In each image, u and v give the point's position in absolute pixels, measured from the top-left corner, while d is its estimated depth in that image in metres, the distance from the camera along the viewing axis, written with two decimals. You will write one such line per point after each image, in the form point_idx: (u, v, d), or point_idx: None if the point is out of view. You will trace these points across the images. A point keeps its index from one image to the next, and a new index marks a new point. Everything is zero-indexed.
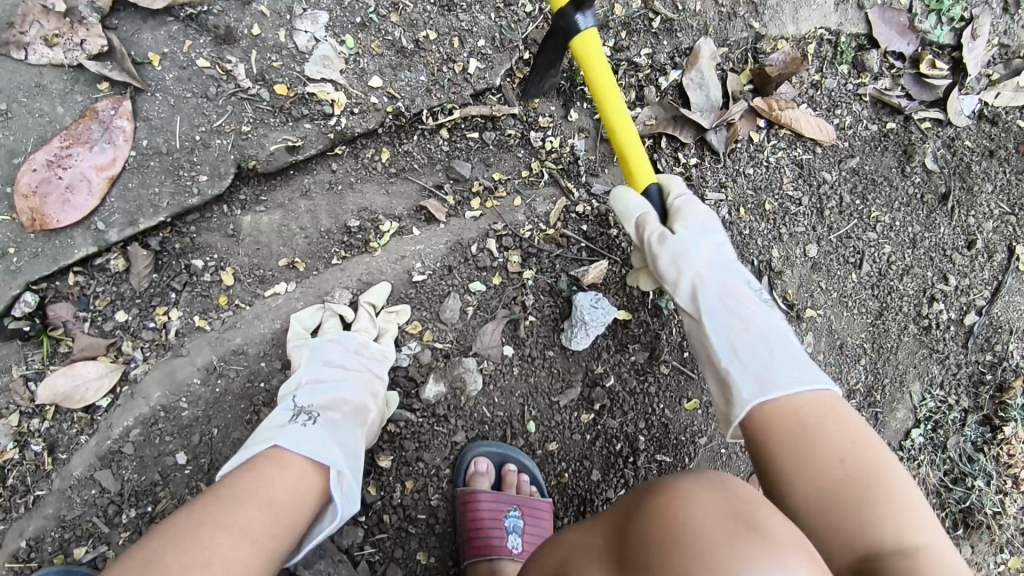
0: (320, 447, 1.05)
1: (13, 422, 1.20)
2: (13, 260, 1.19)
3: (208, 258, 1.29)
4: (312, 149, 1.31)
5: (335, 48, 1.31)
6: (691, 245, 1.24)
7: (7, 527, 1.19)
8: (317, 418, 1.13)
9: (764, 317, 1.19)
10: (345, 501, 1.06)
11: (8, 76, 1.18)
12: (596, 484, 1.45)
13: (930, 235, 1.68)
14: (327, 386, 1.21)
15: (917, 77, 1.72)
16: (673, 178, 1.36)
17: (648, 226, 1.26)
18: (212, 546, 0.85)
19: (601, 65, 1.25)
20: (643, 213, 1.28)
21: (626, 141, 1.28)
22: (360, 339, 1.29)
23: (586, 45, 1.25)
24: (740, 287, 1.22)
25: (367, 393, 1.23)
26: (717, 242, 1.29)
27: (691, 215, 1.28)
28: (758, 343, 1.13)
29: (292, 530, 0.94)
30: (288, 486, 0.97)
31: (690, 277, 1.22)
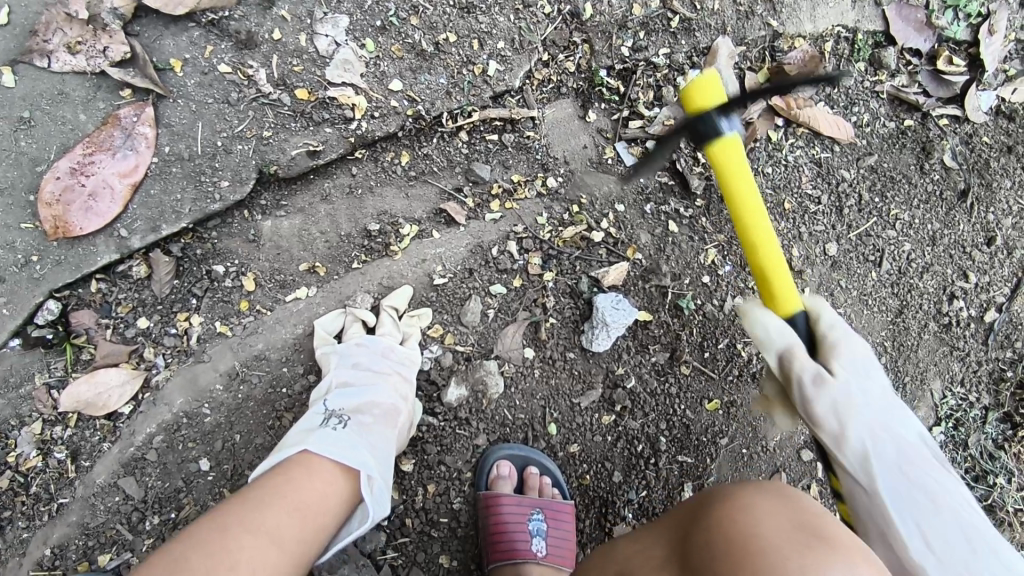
0: (350, 454, 1.05)
1: (37, 430, 1.20)
2: (35, 267, 1.19)
3: (229, 263, 1.29)
4: (333, 153, 1.31)
5: (355, 52, 1.30)
6: (854, 393, 1.00)
7: (31, 535, 1.19)
8: (348, 424, 1.13)
9: (950, 492, 0.95)
10: (376, 505, 1.06)
11: (31, 84, 1.17)
12: (618, 486, 1.44)
13: (949, 232, 1.68)
14: (356, 391, 1.20)
15: (935, 74, 1.71)
16: (819, 302, 1.08)
17: (800, 364, 1.00)
18: (239, 547, 0.84)
19: (741, 166, 0.97)
20: (790, 344, 1.01)
21: (773, 261, 1.01)
22: (385, 343, 1.27)
23: (728, 153, 0.97)
24: (916, 450, 0.98)
25: (396, 397, 1.23)
26: (878, 382, 1.04)
27: (847, 355, 1.03)
28: (952, 530, 0.91)
29: (316, 536, 0.93)
30: (317, 492, 0.97)
31: (858, 440, 0.97)
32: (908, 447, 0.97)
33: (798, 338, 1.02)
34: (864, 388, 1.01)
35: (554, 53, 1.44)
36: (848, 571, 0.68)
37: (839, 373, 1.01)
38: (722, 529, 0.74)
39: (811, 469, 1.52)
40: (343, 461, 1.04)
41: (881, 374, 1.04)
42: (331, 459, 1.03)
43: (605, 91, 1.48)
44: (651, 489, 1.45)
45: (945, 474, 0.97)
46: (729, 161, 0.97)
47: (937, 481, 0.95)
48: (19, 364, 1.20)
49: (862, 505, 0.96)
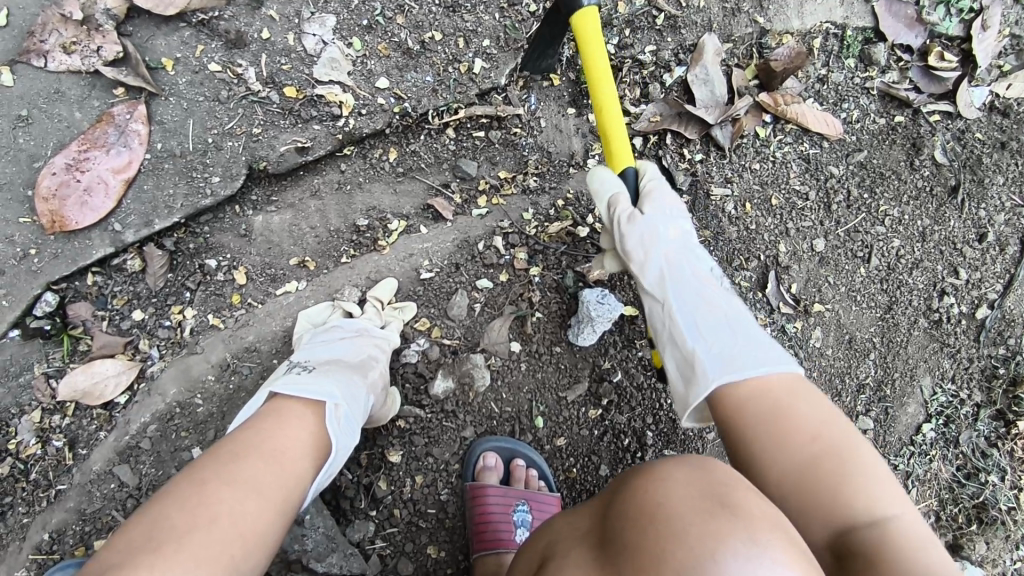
0: (317, 388, 1.07)
1: (35, 418, 1.24)
2: (34, 261, 1.23)
3: (221, 257, 1.32)
4: (322, 149, 1.34)
5: (342, 51, 1.33)
6: (657, 234, 1.21)
7: (29, 520, 1.23)
8: (314, 368, 1.15)
9: (726, 301, 1.16)
10: (344, 436, 1.07)
11: (30, 83, 1.22)
12: (605, 479, 1.46)
13: (940, 228, 1.67)
14: (327, 350, 1.22)
15: (925, 69, 1.71)
16: (648, 164, 1.31)
17: (620, 205, 1.23)
18: (216, 500, 0.84)
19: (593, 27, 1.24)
20: (615, 193, 1.25)
21: (603, 96, 1.26)
22: (363, 324, 1.29)
23: (586, 22, 1.24)
24: (710, 283, 1.18)
25: (369, 359, 1.24)
26: (683, 225, 1.26)
27: (661, 200, 1.25)
28: (721, 328, 1.09)
29: (294, 479, 0.94)
30: (288, 436, 0.97)
31: (658, 259, 1.20)
32: (710, 304, 1.14)
33: (625, 189, 1.27)
34: (675, 221, 1.25)
35: None
36: (749, 539, 0.65)
37: (653, 209, 1.24)
38: (637, 501, 0.72)
39: None
40: (309, 397, 1.05)
41: (695, 237, 1.27)
42: (299, 398, 1.05)
43: None
44: None
45: (737, 304, 1.17)
46: (590, 34, 1.24)
47: (719, 298, 1.16)
48: (18, 354, 1.24)
49: (664, 327, 1.16)
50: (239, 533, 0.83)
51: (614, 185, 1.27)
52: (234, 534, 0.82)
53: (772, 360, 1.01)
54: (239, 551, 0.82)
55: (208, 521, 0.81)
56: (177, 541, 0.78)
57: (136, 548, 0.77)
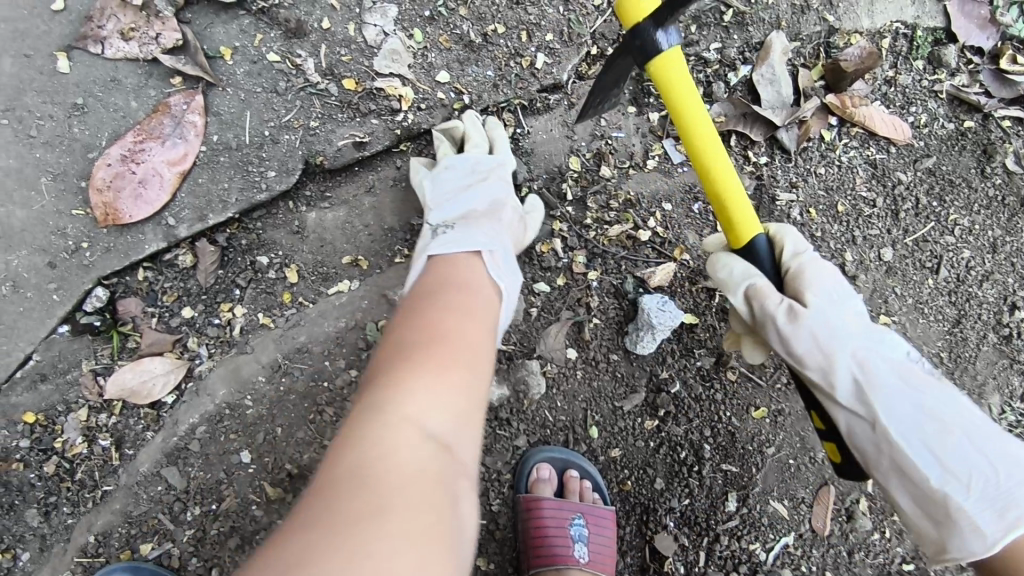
0: (469, 241, 1.11)
1: (82, 416, 1.20)
2: (86, 254, 1.19)
3: (274, 254, 1.28)
4: (379, 145, 1.29)
5: (404, 42, 1.28)
6: (831, 334, 1.06)
7: (75, 521, 1.19)
8: (454, 228, 1.15)
9: (946, 401, 1.01)
10: (506, 274, 1.10)
11: (86, 71, 1.18)
12: (661, 493, 1.40)
13: (1012, 239, 1.60)
14: (458, 203, 1.21)
15: (997, 73, 1.63)
16: (785, 230, 1.16)
17: (766, 297, 1.08)
18: (440, 331, 0.92)
19: (690, 94, 1.02)
20: (753, 282, 1.10)
21: (715, 153, 1.04)
22: (472, 159, 1.26)
23: (668, 67, 1.00)
24: (920, 378, 1.03)
25: (496, 198, 1.24)
26: (851, 308, 1.11)
27: (819, 283, 1.10)
28: (967, 449, 0.97)
29: (483, 310, 1.00)
30: (468, 273, 1.05)
31: (844, 364, 1.04)
32: (940, 413, 1.00)
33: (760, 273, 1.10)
34: (846, 308, 1.09)
35: (604, 45, 1.40)
36: None
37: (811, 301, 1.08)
38: None
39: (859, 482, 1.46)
40: (464, 249, 1.09)
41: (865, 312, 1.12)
42: (455, 250, 1.09)
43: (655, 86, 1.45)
44: (694, 498, 1.40)
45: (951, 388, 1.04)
46: (683, 95, 1.01)
47: (939, 395, 1.02)
48: (67, 349, 1.20)
49: (875, 443, 1.01)
50: (462, 354, 0.90)
51: (748, 270, 1.11)
52: (459, 355, 0.89)
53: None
54: (468, 368, 0.89)
55: (441, 344, 0.90)
56: (425, 363, 0.86)
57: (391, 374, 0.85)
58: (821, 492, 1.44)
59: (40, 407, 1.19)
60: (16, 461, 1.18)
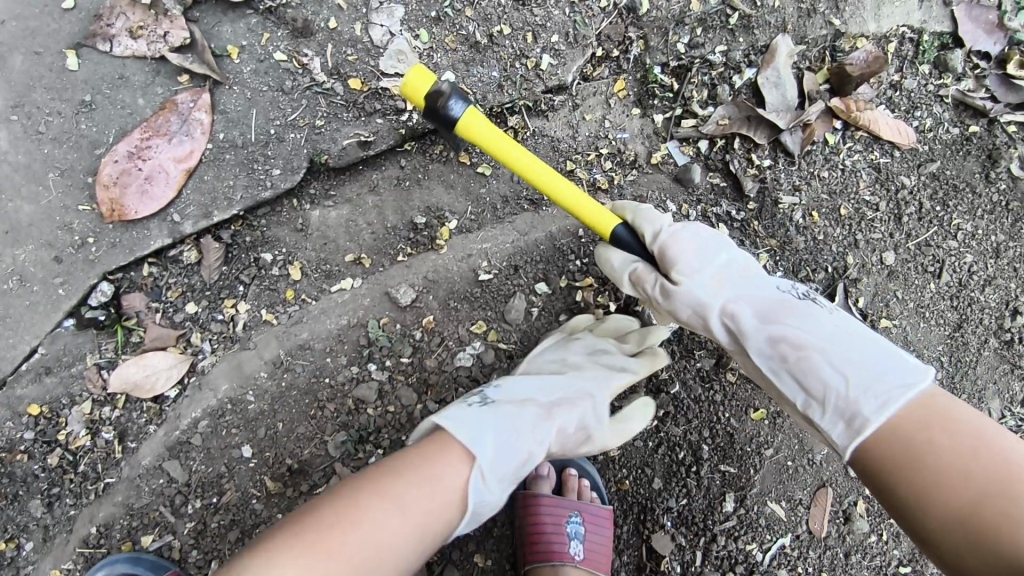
0: (475, 432, 1.05)
1: (86, 410, 1.21)
2: (91, 249, 1.20)
3: (277, 252, 1.29)
4: (384, 144, 1.30)
5: (410, 43, 1.29)
6: (698, 287, 1.14)
7: (77, 513, 1.21)
8: (490, 404, 1.14)
9: (807, 326, 1.06)
10: (484, 494, 1.02)
11: (94, 68, 1.19)
12: (658, 493, 1.41)
13: (1015, 245, 1.59)
14: (529, 382, 1.21)
15: (1003, 77, 1.63)
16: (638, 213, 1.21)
17: (647, 281, 1.17)
18: (367, 509, 0.90)
19: (503, 142, 1.05)
20: (633, 268, 1.18)
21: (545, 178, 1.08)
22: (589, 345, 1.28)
23: (473, 132, 1.04)
24: (784, 310, 1.09)
25: (569, 399, 1.19)
26: (723, 260, 1.17)
27: (689, 258, 1.15)
28: (823, 368, 1.02)
29: (439, 520, 0.96)
30: (443, 471, 0.98)
31: (715, 315, 1.13)
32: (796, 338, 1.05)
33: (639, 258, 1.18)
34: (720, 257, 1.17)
35: (609, 47, 1.43)
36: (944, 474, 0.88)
37: (692, 271, 1.14)
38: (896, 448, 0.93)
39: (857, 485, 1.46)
40: (466, 443, 1.02)
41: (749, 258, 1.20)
42: (458, 441, 1.03)
43: (660, 88, 1.46)
44: (691, 498, 1.41)
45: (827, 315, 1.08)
46: (497, 146, 1.05)
47: (804, 322, 1.07)
48: (71, 343, 1.22)
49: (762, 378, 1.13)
50: (376, 548, 0.88)
51: (628, 258, 1.19)
52: (372, 548, 0.88)
53: (896, 383, 0.96)
54: (372, 565, 0.88)
55: (350, 529, 0.87)
56: (335, 534, 0.87)
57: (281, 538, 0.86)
58: (818, 494, 1.45)
59: (45, 400, 1.21)
60: (20, 452, 1.20)
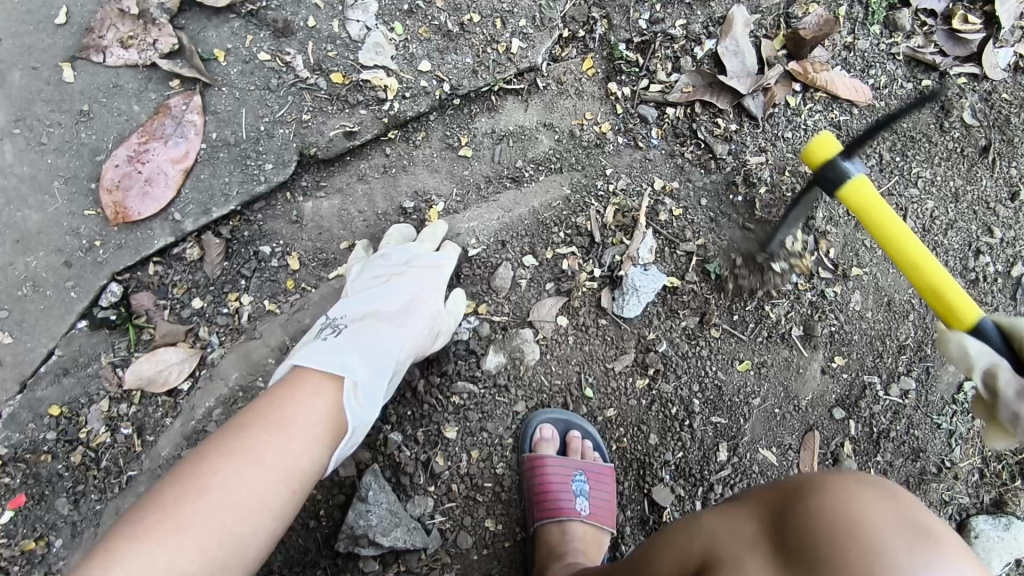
0: (334, 361, 1.14)
1: (105, 407, 1.27)
2: (98, 252, 1.27)
3: (275, 244, 1.35)
4: (368, 134, 1.37)
5: (385, 36, 1.37)
6: None
7: (103, 507, 1.26)
8: (343, 330, 1.23)
9: None
10: (363, 411, 1.15)
11: (89, 79, 1.28)
12: (655, 448, 1.48)
13: (972, 188, 1.68)
14: (369, 297, 1.28)
15: (950, 33, 1.72)
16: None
17: (1003, 378, 0.93)
18: (219, 471, 0.96)
19: (887, 215, 1.10)
20: (993, 362, 0.94)
21: (896, 235, 1.08)
22: (412, 252, 1.32)
23: (861, 191, 1.12)
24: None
25: (410, 305, 1.29)
26: None
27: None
28: None
29: (303, 454, 1.03)
30: (299, 412, 1.06)
31: None
32: None
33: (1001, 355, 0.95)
34: None
35: (574, 28, 1.53)
36: None
37: None
38: None
39: (843, 427, 1.53)
40: (327, 371, 1.12)
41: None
42: (315, 370, 1.12)
43: (626, 64, 1.54)
44: (687, 450, 1.48)
45: None
46: (876, 209, 1.10)
47: None
48: (86, 344, 1.27)
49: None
50: (234, 503, 0.94)
51: (985, 349, 0.95)
52: (231, 502, 0.94)
53: None
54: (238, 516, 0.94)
55: (203, 497, 0.93)
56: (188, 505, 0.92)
57: (155, 513, 0.91)
58: (806, 438, 1.52)
59: (64, 400, 1.26)
60: (45, 453, 1.25)
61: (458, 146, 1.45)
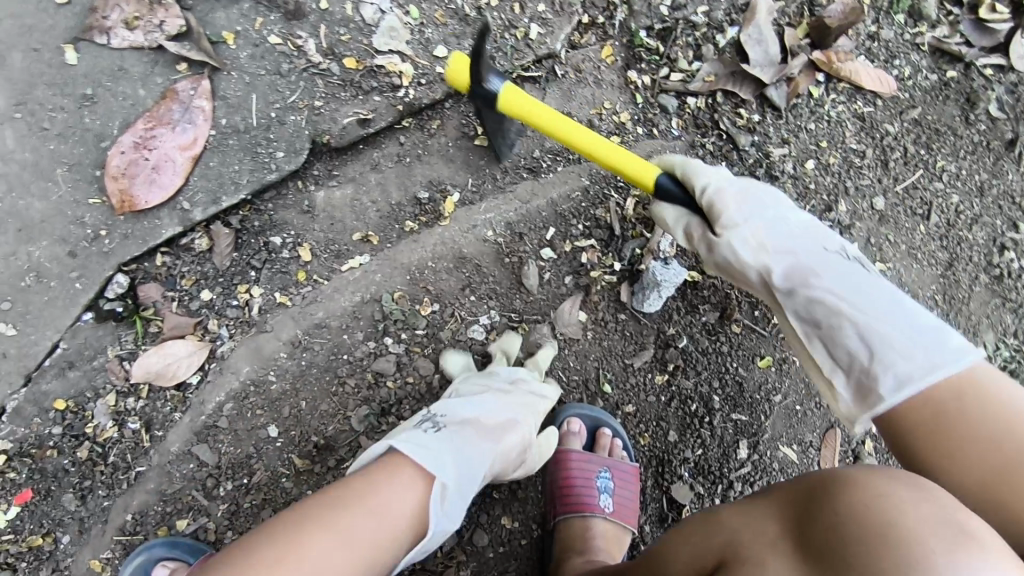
0: (433, 456, 1.07)
1: (111, 402, 1.23)
2: (105, 242, 1.23)
3: (286, 235, 1.31)
4: (383, 121, 1.34)
5: (401, 19, 1.34)
6: (743, 244, 1.09)
7: (111, 503, 1.22)
8: (442, 428, 1.15)
9: (870, 298, 1.01)
10: (446, 517, 1.06)
11: (94, 62, 1.24)
12: (674, 445, 1.45)
13: (998, 182, 1.64)
14: (469, 404, 1.22)
15: (976, 23, 1.68)
16: (693, 163, 1.14)
17: (696, 238, 1.14)
18: (309, 544, 0.90)
19: (541, 111, 1.13)
20: (688, 223, 1.15)
21: (565, 130, 1.13)
22: (520, 374, 1.32)
23: (514, 101, 1.14)
24: (818, 272, 1.06)
25: (512, 421, 1.23)
26: (766, 217, 1.11)
27: (734, 209, 1.09)
28: (851, 340, 1.00)
29: (393, 541, 0.97)
30: (393, 496, 1.00)
31: (757, 269, 1.09)
32: (833, 295, 1.03)
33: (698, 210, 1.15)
34: (766, 210, 1.12)
35: (594, 14, 1.48)
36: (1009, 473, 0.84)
37: (733, 217, 1.10)
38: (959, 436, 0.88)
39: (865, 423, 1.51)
40: (425, 466, 1.05)
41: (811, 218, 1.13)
42: (413, 462, 1.05)
43: (645, 52, 1.49)
44: (706, 447, 1.45)
45: (860, 290, 1.02)
46: (535, 114, 1.13)
47: (834, 284, 1.04)
48: (92, 337, 1.24)
49: (796, 348, 1.09)
50: None
51: (679, 214, 1.15)
52: None
53: (929, 367, 0.92)
54: None
55: (297, 563, 0.87)
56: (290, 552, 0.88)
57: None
58: (827, 436, 1.49)
59: (69, 394, 1.22)
60: (49, 448, 1.21)
61: (474, 135, 1.40)
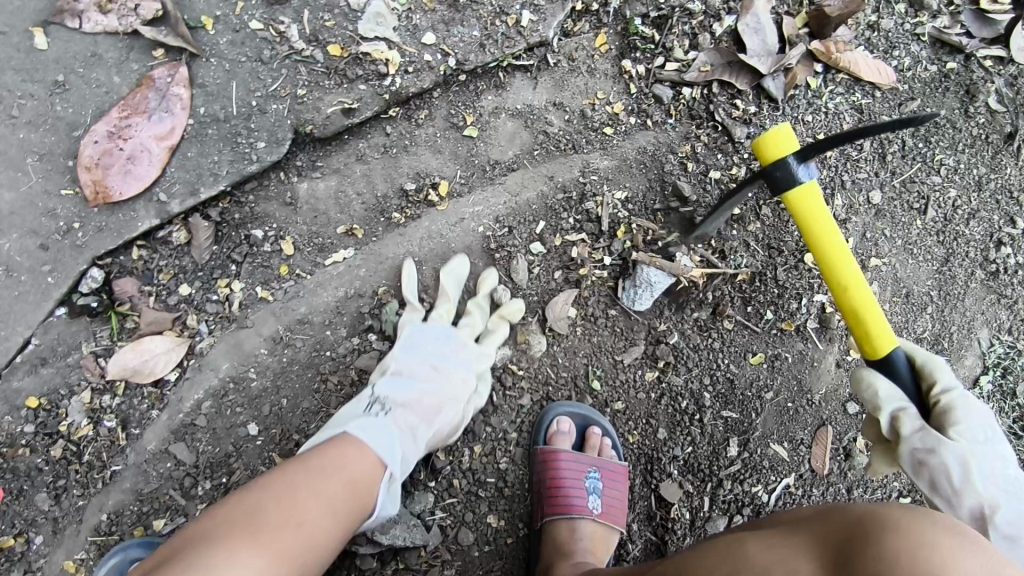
0: (383, 445, 1.07)
1: (85, 399, 1.20)
2: (79, 235, 1.19)
3: (267, 228, 1.27)
4: (368, 111, 1.29)
5: (388, 5, 1.30)
6: (973, 470, 0.99)
7: (86, 503, 1.19)
8: (390, 413, 1.15)
9: None
10: (390, 500, 1.08)
11: (65, 47, 1.20)
12: (663, 443, 1.42)
13: (996, 176, 1.61)
14: (411, 382, 1.21)
15: (978, 13, 1.64)
16: (937, 362, 1.09)
17: (907, 422, 1.04)
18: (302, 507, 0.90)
19: (824, 218, 1.11)
20: (902, 407, 1.06)
21: (835, 254, 1.10)
22: (461, 339, 1.31)
23: (807, 198, 1.11)
24: None
25: (447, 399, 1.23)
26: (998, 454, 1.03)
27: (974, 423, 1.02)
28: None
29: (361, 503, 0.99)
30: (358, 461, 1.02)
31: (976, 500, 0.98)
32: None
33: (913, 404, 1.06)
34: (988, 440, 1.03)
35: (587, 2, 1.44)
36: None
37: (967, 432, 1.02)
38: None
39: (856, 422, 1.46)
40: (376, 455, 1.05)
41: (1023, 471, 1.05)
42: (360, 447, 1.04)
43: (640, 41, 1.45)
44: (696, 445, 1.42)
45: None
46: (820, 221, 1.11)
47: None
48: (66, 333, 1.20)
49: None
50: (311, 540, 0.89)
51: (897, 395, 1.06)
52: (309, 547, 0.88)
53: None
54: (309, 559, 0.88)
55: (296, 526, 0.88)
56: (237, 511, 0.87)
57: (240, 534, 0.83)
58: (819, 433, 1.44)
59: (43, 391, 1.19)
60: (22, 446, 1.18)
61: (462, 125, 1.36)
